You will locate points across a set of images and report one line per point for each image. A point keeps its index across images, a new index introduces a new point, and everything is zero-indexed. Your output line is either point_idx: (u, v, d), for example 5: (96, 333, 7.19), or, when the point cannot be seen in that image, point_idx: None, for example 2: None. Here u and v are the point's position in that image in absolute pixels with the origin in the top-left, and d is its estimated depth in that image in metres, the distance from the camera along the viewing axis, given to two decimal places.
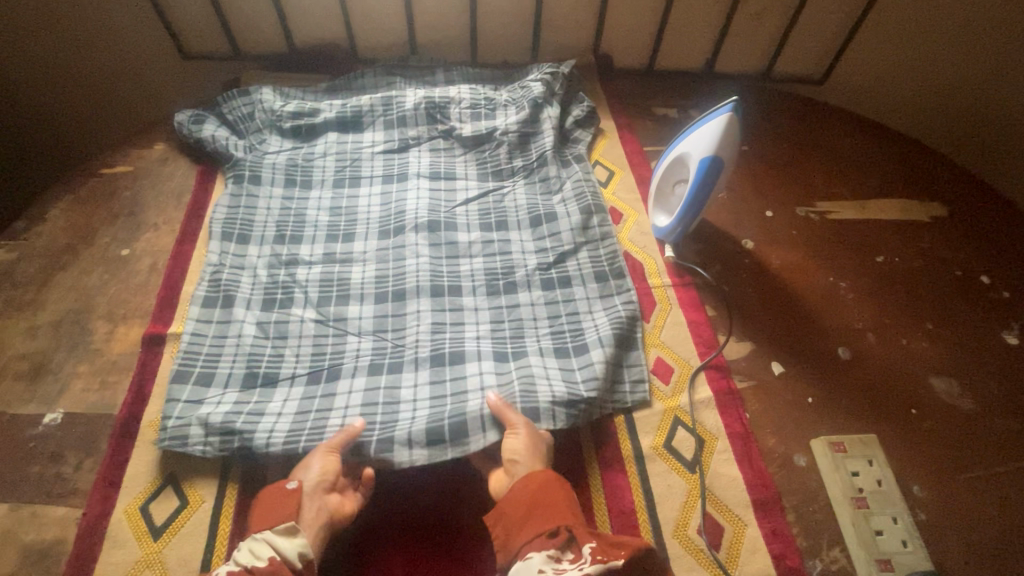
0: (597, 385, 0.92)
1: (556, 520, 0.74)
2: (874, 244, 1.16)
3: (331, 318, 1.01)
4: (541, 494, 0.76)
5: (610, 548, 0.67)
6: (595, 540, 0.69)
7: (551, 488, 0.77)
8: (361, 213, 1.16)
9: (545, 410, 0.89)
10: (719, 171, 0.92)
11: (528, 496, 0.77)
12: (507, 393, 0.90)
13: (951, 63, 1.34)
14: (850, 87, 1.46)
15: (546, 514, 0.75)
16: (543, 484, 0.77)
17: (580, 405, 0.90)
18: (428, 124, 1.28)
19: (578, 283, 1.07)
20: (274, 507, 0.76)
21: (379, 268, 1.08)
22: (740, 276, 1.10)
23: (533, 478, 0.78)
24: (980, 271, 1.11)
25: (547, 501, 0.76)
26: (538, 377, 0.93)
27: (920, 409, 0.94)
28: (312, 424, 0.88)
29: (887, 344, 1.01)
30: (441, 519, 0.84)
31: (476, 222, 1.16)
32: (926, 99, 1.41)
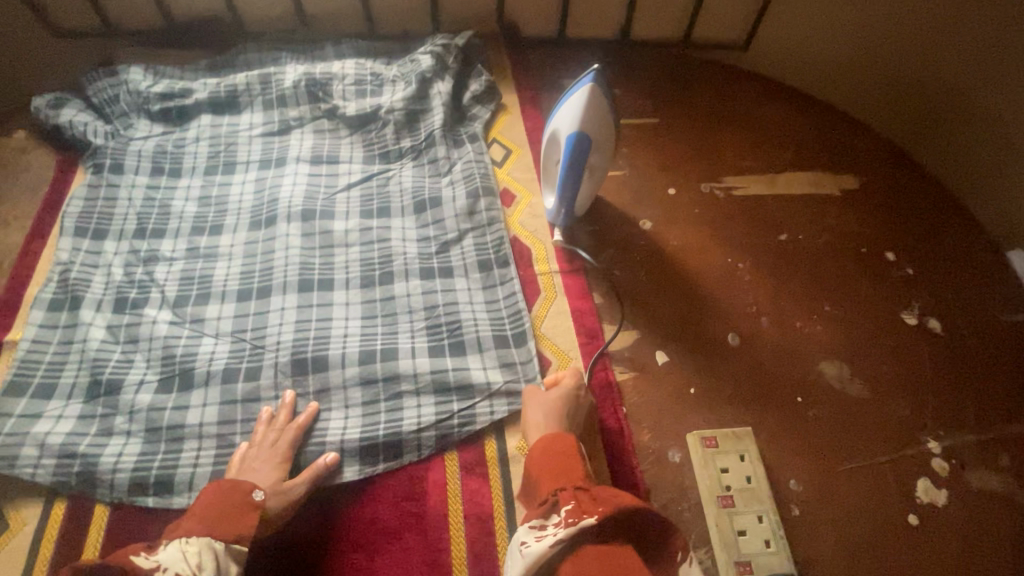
0: (468, 400, 0.87)
1: (555, 485, 0.67)
2: (779, 220, 1.09)
3: (188, 319, 0.94)
4: (545, 455, 0.72)
5: (588, 507, 0.61)
6: (577, 501, 0.63)
7: (566, 449, 0.71)
8: (232, 203, 1.08)
9: (411, 438, 0.84)
10: (588, 147, 0.87)
11: (534, 463, 0.72)
12: (371, 432, 0.84)
13: (879, 23, 1.21)
14: (771, 54, 1.36)
15: (547, 476, 0.69)
16: (557, 441, 0.72)
17: (451, 429, 0.84)
18: (310, 103, 1.19)
19: (460, 273, 1.00)
20: (228, 515, 0.69)
21: (245, 263, 1.01)
22: (634, 259, 1.03)
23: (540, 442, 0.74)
24: (886, 247, 1.05)
25: (553, 464, 0.70)
26: (406, 395, 0.87)
27: (807, 397, 0.89)
28: (166, 450, 0.82)
29: (779, 327, 0.96)
30: (267, 539, 0.77)
31: (356, 209, 1.08)
32: (846, 73, 1.30)
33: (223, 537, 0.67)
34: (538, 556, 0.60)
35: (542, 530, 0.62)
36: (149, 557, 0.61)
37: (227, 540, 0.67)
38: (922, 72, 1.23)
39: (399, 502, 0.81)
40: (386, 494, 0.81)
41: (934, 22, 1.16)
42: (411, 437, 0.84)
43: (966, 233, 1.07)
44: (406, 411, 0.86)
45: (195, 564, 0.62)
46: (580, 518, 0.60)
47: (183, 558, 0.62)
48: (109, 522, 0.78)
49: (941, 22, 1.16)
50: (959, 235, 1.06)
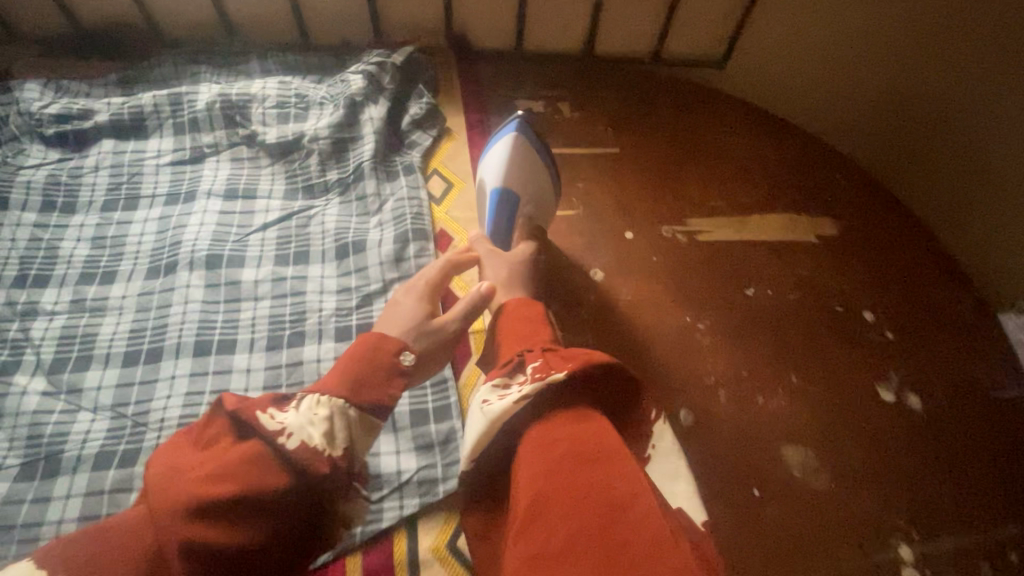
0: (375, 492, 0.76)
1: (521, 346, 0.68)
2: (746, 272, 0.97)
3: (64, 389, 0.82)
4: (509, 322, 0.72)
5: (557, 364, 0.62)
6: (543, 359, 0.64)
7: (534, 318, 0.72)
8: (131, 245, 0.96)
9: None
10: (516, 202, 0.86)
11: (505, 326, 0.72)
12: None
13: (861, 43, 1.09)
14: (759, 86, 1.24)
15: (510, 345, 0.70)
16: (527, 313, 0.72)
17: (353, 528, 0.73)
18: (226, 127, 1.06)
19: None
20: (369, 379, 0.64)
21: (138, 318, 0.88)
22: (580, 316, 0.92)
23: (508, 309, 0.74)
24: (863, 305, 0.94)
25: (517, 331, 0.71)
26: None
27: (764, 489, 0.78)
28: (18, 553, 0.71)
29: (739, 403, 0.84)
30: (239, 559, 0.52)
31: (271, 254, 0.96)
32: (844, 110, 1.18)
33: (360, 404, 0.62)
34: (500, 409, 0.61)
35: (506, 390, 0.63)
36: (276, 416, 0.58)
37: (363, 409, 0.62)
38: (930, 110, 1.08)
39: None
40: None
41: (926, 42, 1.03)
42: None
43: (951, 291, 0.95)
44: None
45: (330, 435, 0.59)
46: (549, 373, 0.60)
47: (309, 423, 0.58)
48: None
49: (939, 40, 1.02)
50: (942, 291, 0.96)
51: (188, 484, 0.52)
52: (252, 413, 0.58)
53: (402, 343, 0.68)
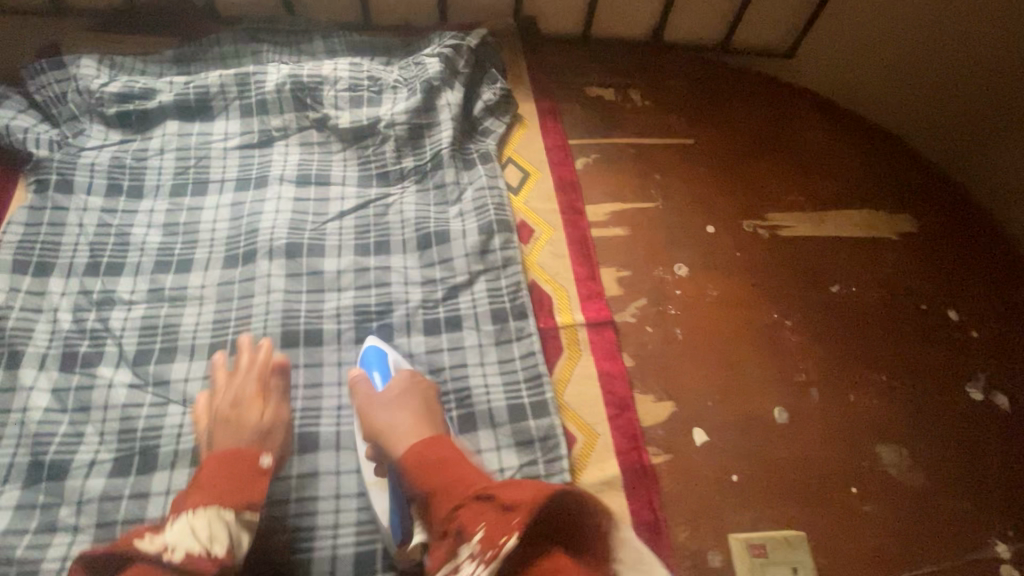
0: None
1: (453, 504, 0.55)
2: (830, 268, 0.96)
3: (151, 381, 0.80)
4: (425, 476, 0.59)
5: (502, 524, 0.49)
6: (484, 522, 0.50)
7: (447, 457, 0.60)
8: (204, 232, 0.93)
9: None
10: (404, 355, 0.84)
11: (424, 465, 0.60)
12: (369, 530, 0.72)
13: (873, 61, 1.15)
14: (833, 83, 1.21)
15: (432, 493, 0.57)
16: (417, 452, 0.61)
17: None
18: (296, 110, 1.02)
19: (470, 325, 0.87)
20: (232, 483, 0.61)
21: (220, 309, 0.86)
22: (668, 313, 0.91)
23: (409, 465, 0.61)
24: (946, 304, 0.94)
25: (442, 473, 0.58)
26: None
27: (861, 488, 0.78)
28: None
29: (831, 402, 0.84)
30: None
31: (349, 244, 0.93)
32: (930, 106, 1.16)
33: (235, 504, 0.60)
34: None
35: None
36: (155, 539, 0.55)
37: (236, 508, 0.59)
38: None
39: None
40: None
41: (929, 51, 1.10)
42: None
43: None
44: None
45: (210, 536, 0.56)
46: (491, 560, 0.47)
47: (191, 532, 0.55)
48: None
49: None
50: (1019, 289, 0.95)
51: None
52: (127, 547, 0.54)
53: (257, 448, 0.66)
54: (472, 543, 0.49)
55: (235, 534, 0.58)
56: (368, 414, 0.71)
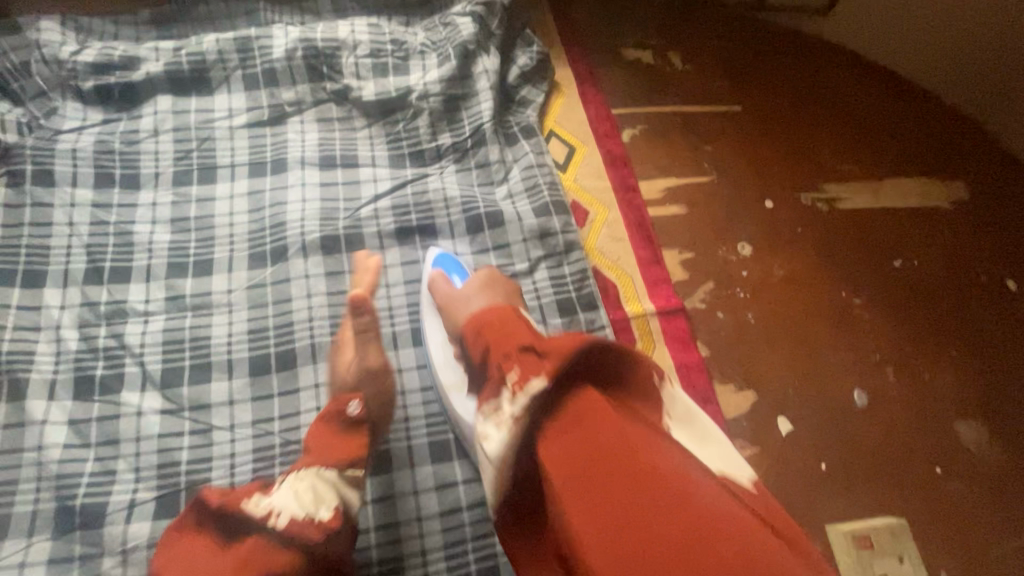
0: None
1: (501, 353, 0.53)
2: (892, 242, 0.94)
3: (187, 405, 0.70)
4: (483, 336, 0.56)
5: (538, 364, 0.48)
6: (522, 363, 0.49)
7: (503, 314, 0.57)
8: (220, 227, 0.81)
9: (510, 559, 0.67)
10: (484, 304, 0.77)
11: (491, 320, 0.57)
12: (459, 556, 0.66)
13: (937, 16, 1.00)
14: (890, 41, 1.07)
15: (488, 351, 0.55)
16: (483, 313, 0.59)
17: None
18: (310, 81, 0.89)
19: (537, 318, 0.80)
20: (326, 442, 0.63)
21: (255, 316, 0.76)
22: (738, 297, 0.86)
23: (470, 332, 0.59)
24: (1006, 273, 0.93)
25: (496, 334, 0.55)
26: None
27: (946, 467, 0.78)
28: None
29: (908, 382, 0.83)
30: None
31: (390, 235, 0.83)
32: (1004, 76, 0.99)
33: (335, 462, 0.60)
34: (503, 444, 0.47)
35: (502, 411, 0.48)
36: (261, 502, 0.54)
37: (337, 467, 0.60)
38: None
39: None
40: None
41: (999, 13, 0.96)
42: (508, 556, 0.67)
43: None
44: None
45: (315, 500, 0.55)
46: (528, 382, 0.47)
47: (296, 495, 0.55)
48: None
49: None
50: None
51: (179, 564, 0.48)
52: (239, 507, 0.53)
53: (347, 398, 0.67)
54: (508, 381, 0.49)
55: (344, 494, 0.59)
56: (445, 306, 0.72)
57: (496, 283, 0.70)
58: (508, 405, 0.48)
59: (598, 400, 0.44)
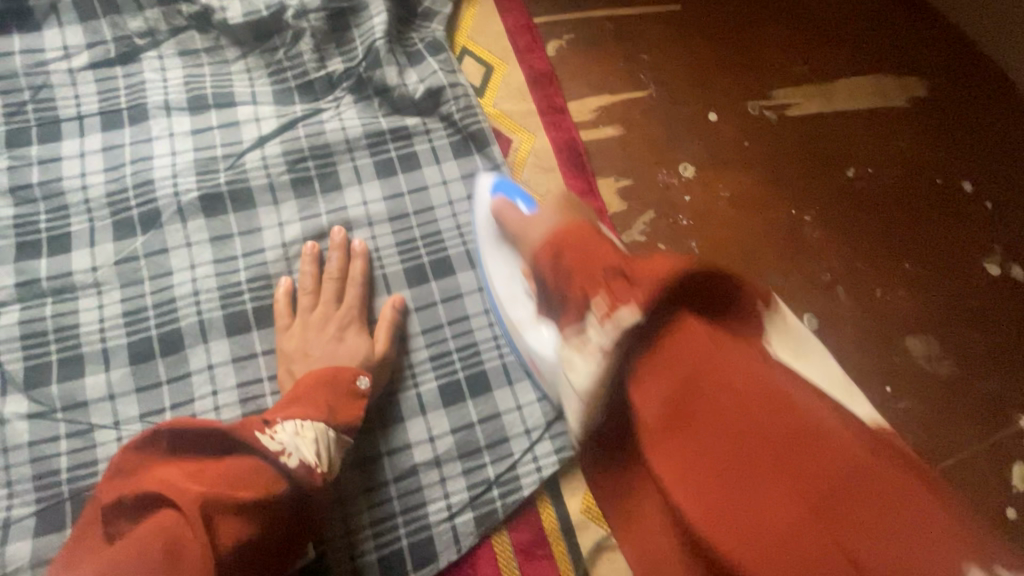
0: (509, 463, 0.65)
1: (584, 270, 0.48)
2: (843, 148, 0.86)
3: (60, 405, 0.61)
4: (570, 269, 0.49)
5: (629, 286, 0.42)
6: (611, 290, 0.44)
7: (583, 237, 0.51)
8: (73, 193, 0.68)
9: (444, 529, 0.62)
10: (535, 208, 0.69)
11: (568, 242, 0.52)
12: (389, 530, 0.62)
13: None
14: None
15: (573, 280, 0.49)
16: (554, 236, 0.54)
17: (493, 506, 0.63)
18: (162, 4, 0.74)
19: (461, 266, 0.72)
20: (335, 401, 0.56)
21: (128, 295, 0.65)
22: (681, 225, 0.79)
23: (545, 260, 0.53)
24: (961, 175, 0.87)
25: (581, 261, 0.49)
26: (427, 469, 0.64)
27: (896, 384, 0.75)
28: None
29: (859, 298, 0.78)
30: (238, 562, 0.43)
31: (282, 185, 0.72)
32: None
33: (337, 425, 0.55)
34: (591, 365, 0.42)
35: (589, 342, 0.43)
36: (273, 435, 0.49)
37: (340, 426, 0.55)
38: None
39: None
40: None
41: None
42: (442, 526, 0.63)
43: None
44: (429, 491, 0.63)
45: (320, 452, 0.51)
46: (614, 313, 0.42)
47: (304, 441, 0.50)
48: None
49: None
50: None
51: (165, 474, 0.44)
52: (248, 433, 0.48)
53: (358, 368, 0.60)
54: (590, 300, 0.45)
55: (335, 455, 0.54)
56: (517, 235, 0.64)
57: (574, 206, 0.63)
58: (600, 335, 0.42)
59: (705, 333, 0.38)
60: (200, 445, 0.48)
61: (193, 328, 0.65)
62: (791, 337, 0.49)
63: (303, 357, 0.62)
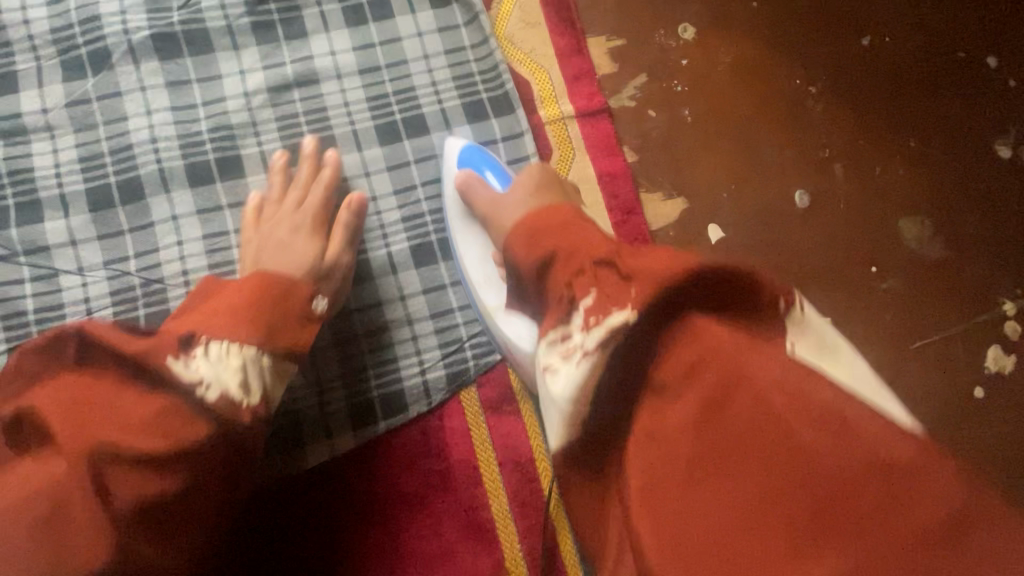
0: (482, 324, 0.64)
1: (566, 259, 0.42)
2: (862, 13, 0.79)
3: (21, 249, 0.60)
4: (542, 241, 0.43)
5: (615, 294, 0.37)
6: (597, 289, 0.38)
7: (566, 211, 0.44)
8: (14, 27, 0.63)
9: (415, 384, 0.63)
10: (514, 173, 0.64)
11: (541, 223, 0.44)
12: (360, 382, 0.63)
13: None
14: None
15: (552, 260, 0.41)
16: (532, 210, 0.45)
17: (464, 363, 0.64)
18: None
19: (437, 124, 0.68)
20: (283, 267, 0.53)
21: (82, 140, 0.62)
22: (675, 91, 0.73)
23: (517, 237, 0.44)
24: (988, 48, 0.80)
25: (559, 235, 0.42)
26: (398, 327, 0.64)
27: (882, 265, 0.73)
28: None
29: (856, 177, 0.75)
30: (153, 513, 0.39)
31: (241, 27, 0.66)
32: None
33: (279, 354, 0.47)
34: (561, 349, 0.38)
35: (570, 343, 0.39)
36: (187, 362, 0.42)
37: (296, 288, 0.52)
38: None
39: (413, 463, 0.63)
40: (412, 445, 0.63)
41: None
42: (413, 381, 0.63)
43: None
44: (401, 347, 0.64)
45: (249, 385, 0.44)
46: (606, 316, 0.37)
47: (230, 371, 0.44)
48: None
49: None
50: None
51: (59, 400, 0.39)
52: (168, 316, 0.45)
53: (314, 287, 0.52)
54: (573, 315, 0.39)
55: (269, 383, 0.47)
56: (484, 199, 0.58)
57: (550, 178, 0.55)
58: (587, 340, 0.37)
59: (712, 333, 0.35)
60: (115, 361, 0.41)
61: (153, 177, 0.62)
62: (814, 332, 0.38)
63: (275, 244, 0.57)
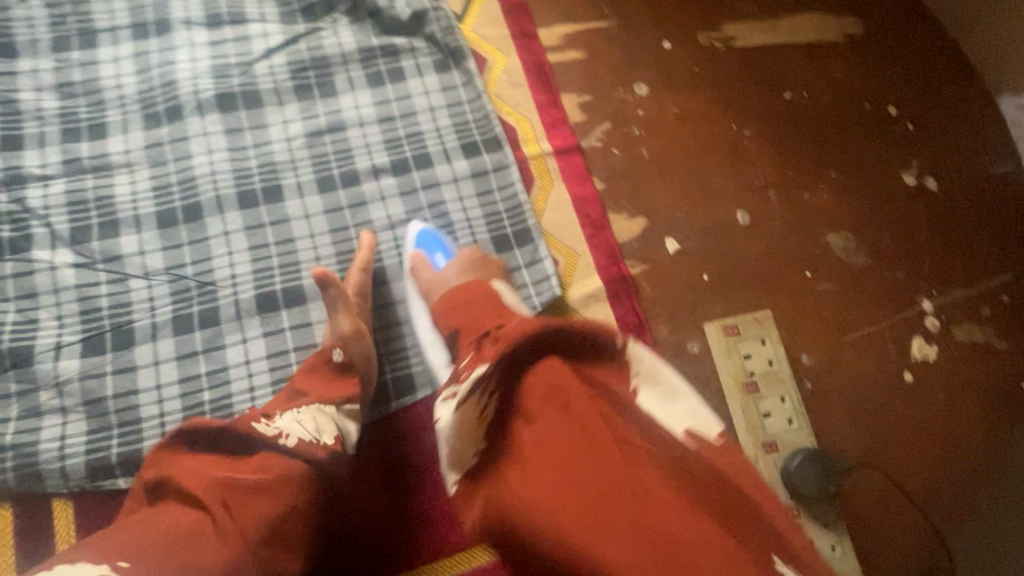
0: None
1: (467, 334, 0.57)
2: (783, 75, 0.97)
3: (100, 258, 0.73)
4: (449, 314, 0.62)
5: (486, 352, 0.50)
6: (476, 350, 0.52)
7: (473, 293, 0.62)
8: (109, 90, 0.80)
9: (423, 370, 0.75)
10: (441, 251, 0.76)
11: (458, 301, 0.62)
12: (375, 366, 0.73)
13: None
14: None
15: (456, 330, 0.60)
16: (449, 293, 0.64)
17: None
18: None
19: (441, 161, 0.83)
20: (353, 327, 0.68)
21: (155, 173, 0.77)
22: (633, 134, 0.91)
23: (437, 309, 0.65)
24: (888, 100, 0.98)
25: (459, 313, 0.61)
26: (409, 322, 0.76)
27: (815, 272, 0.87)
28: (122, 421, 0.68)
29: (787, 200, 0.90)
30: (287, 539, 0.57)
31: (286, 89, 0.83)
32: None
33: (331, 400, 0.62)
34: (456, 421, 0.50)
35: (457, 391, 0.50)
36: (270, 424, 0.57)
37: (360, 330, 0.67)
38: None
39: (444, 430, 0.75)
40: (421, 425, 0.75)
41: None
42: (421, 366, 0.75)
43: (959, 79, 1.00)
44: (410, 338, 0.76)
45: (315, 428, 0.58)
46: (475, 368, 0.49)
47: (302, 424, 0.58)
48: (75, 512, 0.66)
49: None
50: (954, 81, 0.99)
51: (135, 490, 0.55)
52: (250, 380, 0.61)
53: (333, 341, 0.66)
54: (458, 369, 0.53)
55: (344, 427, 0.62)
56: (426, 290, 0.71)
57: (477, 262, 0.69)
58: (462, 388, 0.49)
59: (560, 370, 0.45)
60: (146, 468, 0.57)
61: (211, 201, 0.77)
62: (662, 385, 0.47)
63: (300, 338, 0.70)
